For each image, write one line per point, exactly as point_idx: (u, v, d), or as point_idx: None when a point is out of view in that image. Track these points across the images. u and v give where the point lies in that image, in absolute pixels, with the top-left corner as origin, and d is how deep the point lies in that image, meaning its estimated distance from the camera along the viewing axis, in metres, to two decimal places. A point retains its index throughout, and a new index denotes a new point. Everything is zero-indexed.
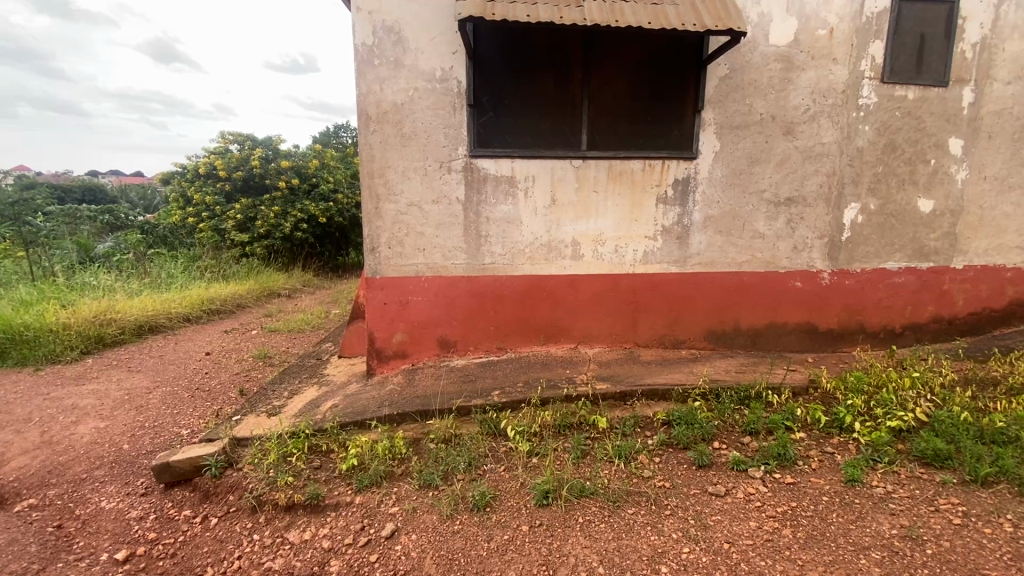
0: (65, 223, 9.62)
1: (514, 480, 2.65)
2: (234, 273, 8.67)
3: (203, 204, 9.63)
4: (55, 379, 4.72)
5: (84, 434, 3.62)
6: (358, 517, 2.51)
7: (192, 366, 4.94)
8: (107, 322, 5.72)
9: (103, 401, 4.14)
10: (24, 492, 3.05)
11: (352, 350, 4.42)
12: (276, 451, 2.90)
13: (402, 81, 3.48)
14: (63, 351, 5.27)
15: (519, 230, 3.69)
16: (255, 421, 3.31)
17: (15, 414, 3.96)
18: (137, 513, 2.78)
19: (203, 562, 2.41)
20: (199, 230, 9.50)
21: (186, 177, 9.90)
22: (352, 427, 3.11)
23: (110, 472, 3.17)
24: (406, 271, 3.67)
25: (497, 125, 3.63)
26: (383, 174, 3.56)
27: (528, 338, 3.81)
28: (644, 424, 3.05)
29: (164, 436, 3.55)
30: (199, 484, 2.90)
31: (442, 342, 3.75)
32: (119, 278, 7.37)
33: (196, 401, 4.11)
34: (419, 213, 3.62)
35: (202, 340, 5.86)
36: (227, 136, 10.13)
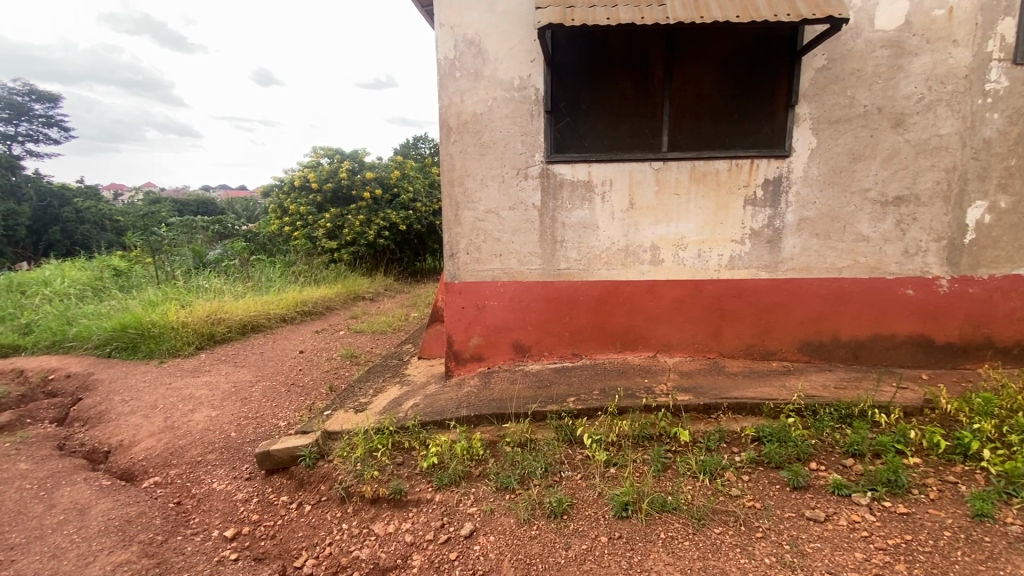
0: (184, 233, 10.84)
1: (592, 489, 2.60)
2: (323, 277, 9.31)
3: (297, 214, 10.45)
4: (176, 371, 5.33)
5: (199, 421, 4.04)
6: (438, 515, 2.58)
7: (289, 363, 5.37)
8: (218, 320, 6.36)
9: (214, 392, 4.60)
10: (151, 470, 3.46)
11: (431, 352, 4.58)
12: (363, 445, 3.05)
13: (482, 91, 3.57)
14: (182, 346, 5.93)
15: (596, 234, 3.64)
16: (343, 416, 3.50)
17: (144, 401, 4.51)
18: (243, 496, 3.05)
19: (299, 546, 2.59)
20: (293, 238, 10.31)
21: (284, 190, 10.83)
22: (432, 426, 3.21)
23: (219, 456, 3.51)
24: (483, 276, 3.74)
25: (574, 130, 3.62)
26: (463, 182, 3.66)
27: (604, 346, 3.73)
28: (731, 440, 2.88)
29: (265, 427, 3.87)
30: (295, 472, 3.12)
31: (516, 346, 3.77)
32: (227, 281, 8.17)
33: (292, 395, 4.45)
34: (496, 220, 3.68)
35: (296, 339, 6.36)
36: (319, 150, 10.95)
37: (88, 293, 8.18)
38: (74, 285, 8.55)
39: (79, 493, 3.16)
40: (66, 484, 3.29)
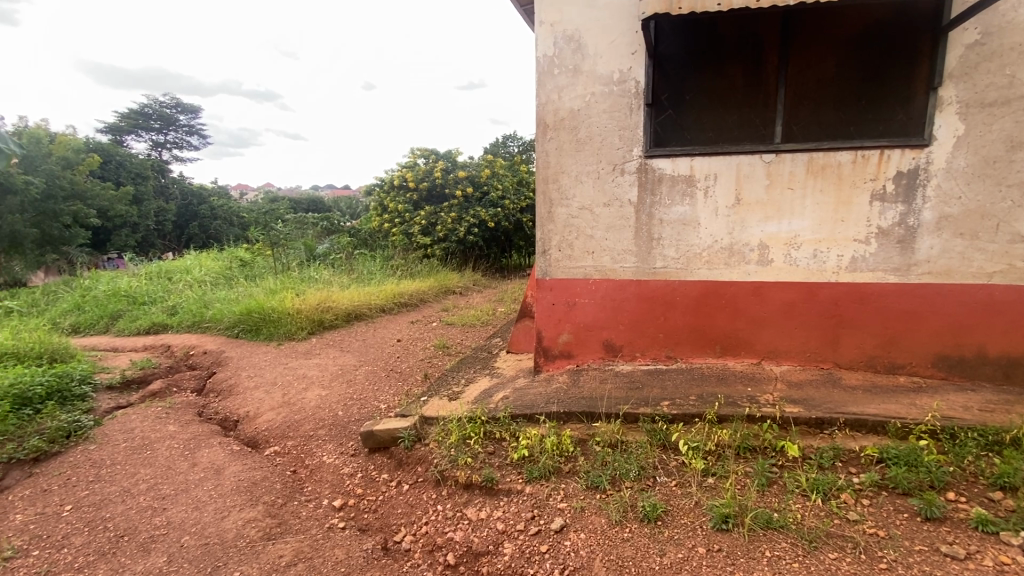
0: (298, 228, 11.95)
1: (688, 498, 2.50)
2: (418, 271, 9.80)
3: (395, 211, 11.10)
4: (291, 352, 5.89)
5: (311, 399, 4.43)
6: (528, 506, 2.62)
7: (388, 350, 5.74)
8: (326, 308, 6.94)
9: (323, 373, 5.03)
10: (272, 440, 3.86)
11: (519, 347, 4.65)
12: (457, 432, 3.17)
13: (580, 87, 3.54)
14: (296, 331, 6.54)
15: (696, 232, 3.47)
16: (438, 403, 3.65)
17: (266, 378, 5.05)
18: (349, 470, 3.31)
19: (398, 522, 2.76)
20: (392, 234, 10.97)
21: (384, 189, 11.54)
22: (522, 420, 3.24)
23: (329, 432, 3.83)
24: (575, 274, 3.71)
25: (676, 123, 3.52)
26: (557, 179, 3.66)
27: (702, 349, 3.56)
28: (847, 459, 2.63)
29: (368, 408, 4.17)
30: (394, 452, 3.32)
31: (607, 346, 3.70)
32: (334, 273, 8.88)
33: (391, 380, 4.74)
34: (590, 216, 3.64)
35: (393, 328, 6.78)
36: (416, 151, 11.54)
37: (221, 280, 9.29)
38: (210, 273, 9.75)
39: (215, 455, 3.61)
40: (205, 446, 3.76)
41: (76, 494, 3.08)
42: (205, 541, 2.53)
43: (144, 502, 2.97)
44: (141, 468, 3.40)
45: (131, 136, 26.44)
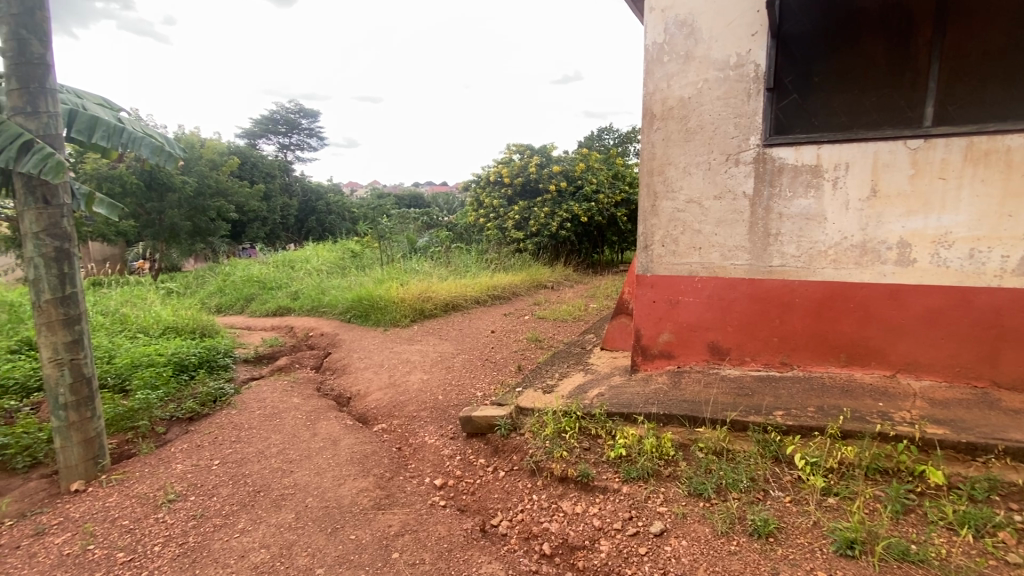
0: (401, 222, 12.71)
1: (805, 516, 2.30)
2: (511, 265, 9.98)
3: (491, 207, 11.37)
4: (395, 338, 6.30)
5: (414, 383, 4.71)
6: (626, 506, 2.56)
7: (482, 340, 5.92)
8: (427, 298, 7.32)
9: (424, 359, 5.32)
10: (380, 418, 4.16)
11: (614, 344, 4.56)
12: (552, 425, 3.17)
13: (692, 73, 3.37)
14: (400, 318, 6.98)
15: (822, 228, 3.16)
16: (533, 395, 3.69)
17: (374, 360, 5.45)
18: (449, 452, 3.47)
19: (495, 506, 2.84)
20: (487, 228, 11.27)
21: (480, 184, 11.87)
22: (618, 418, 3.13)
23: (430, 415, 4.04)
24: (679, 270, 3.55)
25: (801, 108, 3.22)
26: (663, 171, 3.52)
27: (823, 356, 3.24)
28: (1008, 493, 2.25)
29: (465, 394, 4.34)
30: (491, 439, 3.42)
31: (712, 348, 3.50)
32: (433, 265, 9.33)
33: (486, 370, 4.89)
34: (698, 210, 3.46)
35: (488, 320, 6.98)
36: (512, 147, 11.72)
37: (336, 269, 10.16)
38: (326, 263, 10.71)
39: (332, 427, 3.96)
40: (323, 418, 4.15)
41: (222, 451, 3.55)
42: (325, 504, 2.78)
43: (274, 463, 3.34)
44: (272, 434, 3.83)
45: (262, 139, 29.72)
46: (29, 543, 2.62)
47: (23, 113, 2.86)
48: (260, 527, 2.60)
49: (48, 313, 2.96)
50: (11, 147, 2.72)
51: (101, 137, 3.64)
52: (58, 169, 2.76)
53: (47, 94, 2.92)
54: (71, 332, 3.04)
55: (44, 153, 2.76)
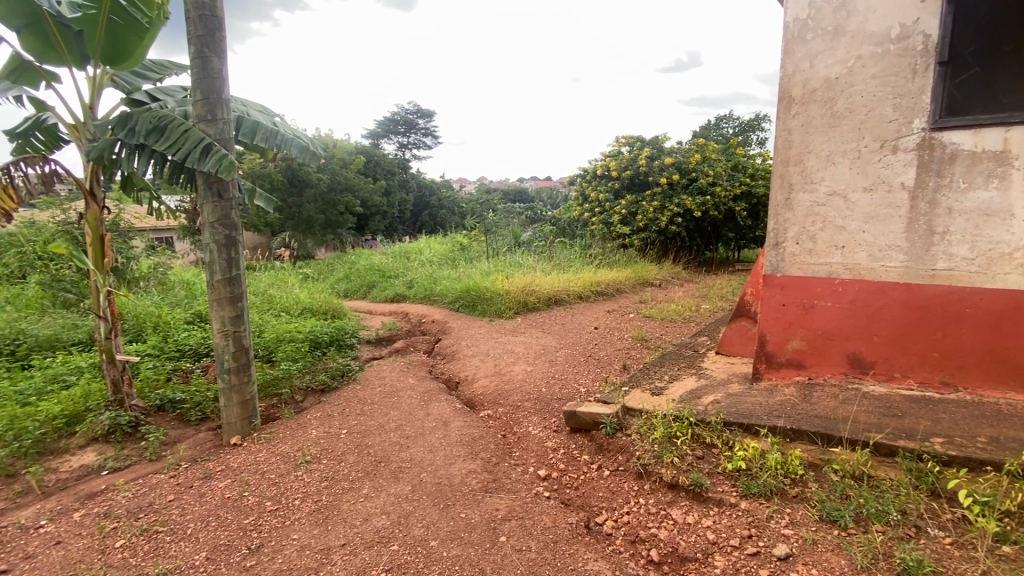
0: (507, 217, 13.01)
1: (971, 563, 1.96)
2: (616, 261, 9.75)
3: (596, 201, 11.13)
4: (501, 329, 6.47)
5: (518, 373, 4.80)
6: (744, 523, 2.38)
7: (586, 336, 5.87)
8: (531, 292, 7.42)
9: (528, 351, 5.40)
10: (486, 404, 4.31)
11: (731, 348, 4.24)
12: (662, 428, 3.03)
13: (841, 50, 3.00)
14: (504, 310, 7.16)
15: (1006, 226, 2.66)
16: (641, 395, 3.56)
17: (480, 349, 5.65)
18: (552, 444, 3.48)
19: (599, 504, 2.79)
20: (592, 224, 11.03)
21: (587, 178, 11.70)
22: (736, 429, 2.90)
23: (534, 406, 4.10)
24: (815, 271, 3.20)
25: (985, 83, 2.76)
26: (801, 160, 3.19)
27: (999, 379, 2.73)
28: None
29: (569, 389, 4.33)
30: (595, 436, 3.37)
31: (853, 360, 3.12)
32: (538, 259, 9.43)
33: (590, 366, 4.83)
34: (842, 204, 3.09)
35: (591, 315, 6.90)
36: (621, 139, 11.40)
37: (446, 261, 10.71)
38: (437, 255, 11.32)
39: (442, 409, 4.19)
40: (434, 400, 4.40)
41: (348, 422, 3.91)
42: (438, 480, 2.95)
43: (393, 438, 3.60)
44: (390, 410, 4.15)
45: (384, 139, 32.19)
46: (201, 484, 3.11)
47: (205, 120, 3.37)
48: (381, 495, 2.82)
49: (219, 291, 3.47)
50: (195, 151, 3.24)
51: (260, 140, 4.20)
52: (230, 168, 3.22)
53: (223, 103, 3.40)
54: (235, 307, 3.53)
55: (219, 154, 3.23)
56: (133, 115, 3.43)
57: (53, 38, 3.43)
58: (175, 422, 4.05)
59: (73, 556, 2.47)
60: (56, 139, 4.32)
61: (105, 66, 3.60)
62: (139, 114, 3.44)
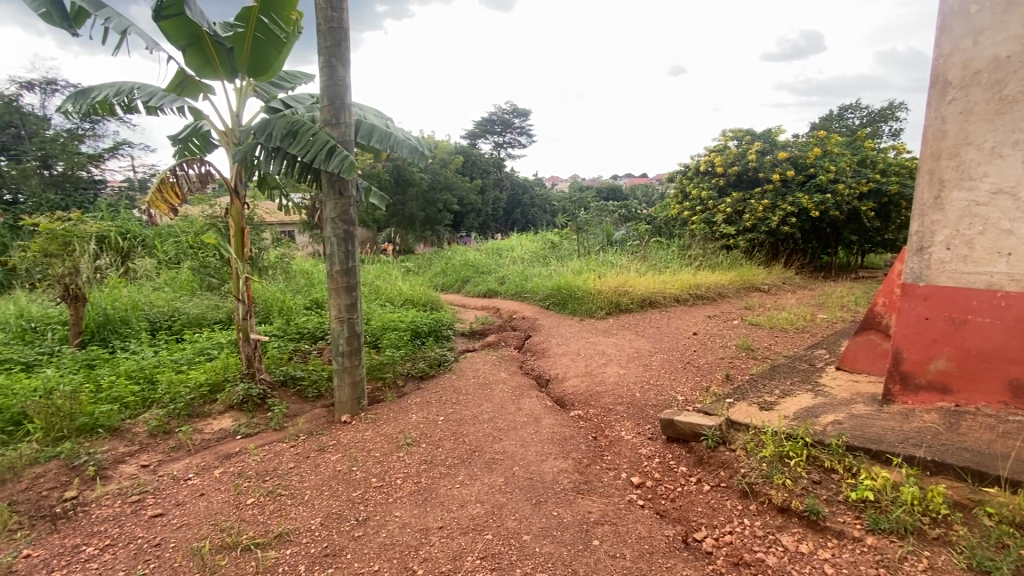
0: (601, 215, 12.80)
1: None
2: (718, 263, 9.19)
3: (698, 198, 10.56)
4: (592, 329, 6.38)
5: (611, 375, 4.70)
6: (869, 561, 2.13)
7: (684, 342, 5.59)
8: (625, 292, 7.22)
9: (621, 353, 5.27)
10: (577, 404, 4.27)
11: (855, 364, 3.81)
12: (772, 447, 2.80)
13: (1016, 23, 2.56)
14: (596, 309, 7.04)
15: None
16: (748, 409, 3.32)
17: (571, 348, 5.62)
18: (647, 451, 3.36)
19: (698, 520, 2.64)
20: (691, 222, 10.50)
21: (688, 175, 11.14)
22: (862, 455, 2.61)
23: (627, 410, 3.99)
24: (970, 281, 2.77)
25: None
26: (956, 154, 2.77)
27: None
28: None
29: (666, 396, 4.16)
30: (695, 448, 3.21)
31: (1016, 388, 2.65)
32: (631, 259, 9.16)
33: (689, 373, 4.60)
34: (1009, 204, 2.63)
35: (689, 320, 6.56)
36: (728, 133, 10.69)
37: (538, 258, 10.78)
38: (529, 252, 11.44)
39: (534, 405, 4.22)
40: (526, 395, 4.45)
41: (444, 410, 4.08)
42: (530, 476, 2.97)
43: (486, 429, 3.70)
44: (483, 402, 4.27)
45: (481, 138, 33.20)
46: (316, 455, 3.41)
47: (330, 124, 3.69)
48: (476, 483, 2.91)
49: (337, 280, 3.78)
50: (322, 153, 3.55)
51: (375, 141, 4.51)
52: (350, 168, 3.50)
53: (346, 108, 3.70)
54: (349, 296, 3.82)
55: (342, 156, 3.52)
56: (270, 121, 3.82)
57: (209, 55, 3.92)
58: (295, 398, 4.49)
59: (214, 508, 2.83)
60: (208, 143, 4.96)
61: (249, 77, 4.07)
62: (275, 120, 3.83)
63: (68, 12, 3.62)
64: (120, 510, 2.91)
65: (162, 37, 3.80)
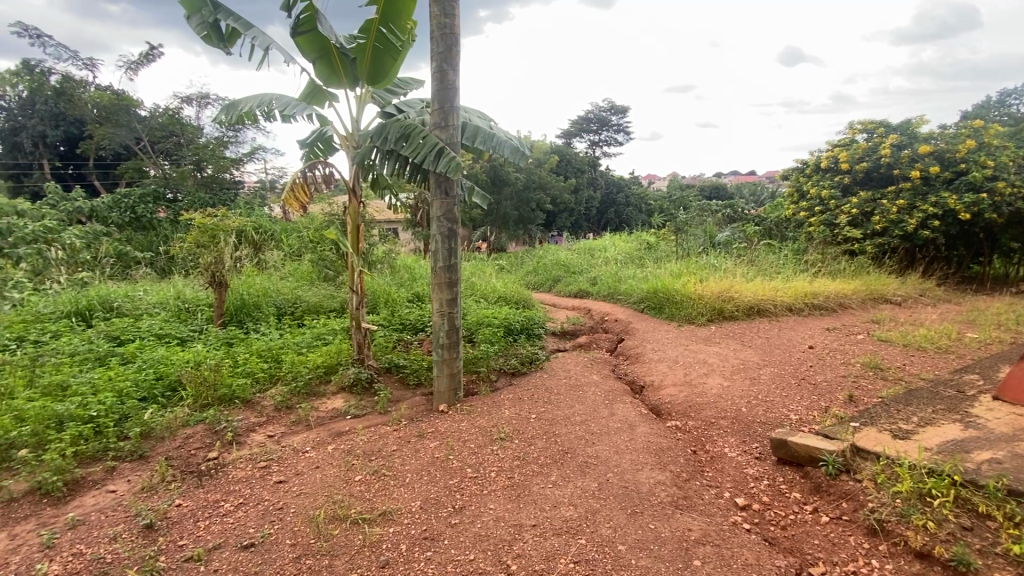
0: (703, 216, 12.12)
1: None
2: (839, 271, 8.29)
3: (816, 197, 9.57)
4: (691, 336, 6.05)
5: (712, 386, 4.43)
6: None
7: (797, 355, 5.12)
8: (729, 298, 6.77)
9: (724, 363, 4.94)
10: (675, 415, 4.07)
11: (1017, 395, 3.23)
12: (909, 482, 2.47)
13: None
14: (697, 315, 6.68)
15: None
16: (878, 437, 2.95)
17: (669, 354, 5.38)
18: (754, 472, 3.12)
19: (814, 553, 2.39)
20: (808, 224, 9.56)
21: (806, 172, 10.13)
22: None
23: (730, 425, 3.73)
24: None
25: None
26: None
27: None
28: None
29: (776, 413, 3.83)
30: (812, 474, 2.92)
31: None
32: (737, 262, 8.56)
33: (804, 391, 4.19)
34: None
35: (803, 332, 5.99)
36: (857, 126, 9.60)
37: (633, 259, 10.48)
38: (624, 253, 11.16)
39: (628, 411, 4.10)
40: (620, 401, 4.34)
41: (537, 408, 4.11)
42: (625, 484, 2.89)
43: (579, 431, 3.66)
44: (576, 403, 4.23)
45: (576, 137, 33.03)
46: (416, 441, 3.60)
47: (439, 127, 3.86)
48: (569, 485, 2.89)
49: (440, 276, 3.95)
50: (431, 154, 3.73)
51: (479, 142, 4.64)
52: (456, 168, 3.64)
53: (454, 111, 3.85)
54: (450, 292, 3.97)
55: (449, 157, 3.67)
56: (386, 125, 4.08)
57: (335, 66, 4.29)
58: (398, 384, 4.77)
59: (327, 480, 3.10)
60: (330, 147, 5.42)
61: (368, 85, 4.39)
62: (390, 124, 4.08)
63: (223, 33, 4.14)
64: (251, 473, 3.29)
65: (296, 52, 4.21)
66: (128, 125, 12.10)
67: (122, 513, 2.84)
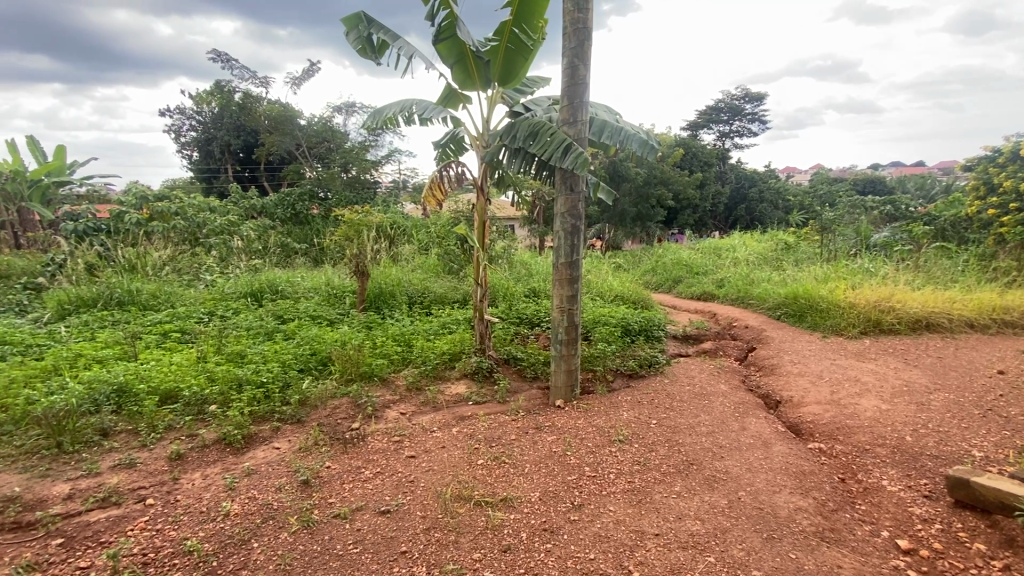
0: (854, 215, 10.66)
1: None
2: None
3: (1013, 191, 7.54)
4: (839, 349, 5.37)
5: (866, 408, 3.89)
6: None
7: (980, 381, 4.29)
8: (889, 309, 5.88)
9: (882, 384, 4.31)
10: (818, 436, 3.65)
11: None
12: None
13: None
14: (846, 326, 5.92)
15: None
16: None
17: (811, 368, 4.84)
18: (922, 513, 2.68)
19: None
20: (998, 226, 7.64)
21: (998, 161, 8.04)
22: None
23: (890, 454, 3.25)
24: None
25: None
26: None
27: None
28: None
29: (953, 447, 3.25)
30: (1003, 525, 2.43)
31: None
32: (898, 268, 7.40)
33: (991, 425, 3.50)
34: None
35: (990, 353, 5.00)
36: None
37: (766, 261, 9.59)
38: (756, 254, 10.26)
39: (762, 426, 3.78)
40: (752, 415, 4.00)
41: (658, 414, 3.95)
42: (760, 506, 2.66)
43: (705, 443, 3.45)
44: (701, 413, 3.99)
45: (704, 129, 31.07)
46: (534, 433, 3.67)
47: (567, 124, 3.86)
48: (694, 498, 2.74)
49: (561, 271, 3.97)
50: (558, 151, 3.75)
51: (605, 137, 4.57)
52: (583, 165, 3.62)
53: (583, 107, 3.82)
54: (572, 288, 3.97)
55: (577, 153, 3.66)
56: (515, 123, 4.18)
57: (471, 69, 4.50)
58: (515, 376, 4.90)
59: (453, 461, 3.30)
60: (462, 147, 5.71)
61: (500, 85, 4.56)
62: (520, 122, 4.17)
63: (375, 45, 4.57)
64: (387, 446, 3.62)
65: (437, 59, 4.50)
66: (291, 133, 13.92)
67: (285, 468, 3.30)
